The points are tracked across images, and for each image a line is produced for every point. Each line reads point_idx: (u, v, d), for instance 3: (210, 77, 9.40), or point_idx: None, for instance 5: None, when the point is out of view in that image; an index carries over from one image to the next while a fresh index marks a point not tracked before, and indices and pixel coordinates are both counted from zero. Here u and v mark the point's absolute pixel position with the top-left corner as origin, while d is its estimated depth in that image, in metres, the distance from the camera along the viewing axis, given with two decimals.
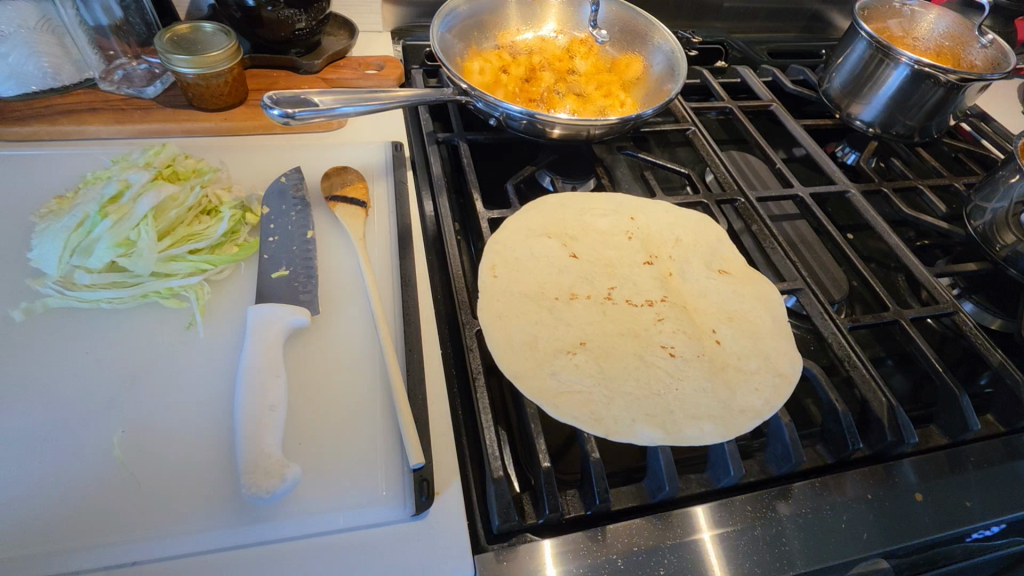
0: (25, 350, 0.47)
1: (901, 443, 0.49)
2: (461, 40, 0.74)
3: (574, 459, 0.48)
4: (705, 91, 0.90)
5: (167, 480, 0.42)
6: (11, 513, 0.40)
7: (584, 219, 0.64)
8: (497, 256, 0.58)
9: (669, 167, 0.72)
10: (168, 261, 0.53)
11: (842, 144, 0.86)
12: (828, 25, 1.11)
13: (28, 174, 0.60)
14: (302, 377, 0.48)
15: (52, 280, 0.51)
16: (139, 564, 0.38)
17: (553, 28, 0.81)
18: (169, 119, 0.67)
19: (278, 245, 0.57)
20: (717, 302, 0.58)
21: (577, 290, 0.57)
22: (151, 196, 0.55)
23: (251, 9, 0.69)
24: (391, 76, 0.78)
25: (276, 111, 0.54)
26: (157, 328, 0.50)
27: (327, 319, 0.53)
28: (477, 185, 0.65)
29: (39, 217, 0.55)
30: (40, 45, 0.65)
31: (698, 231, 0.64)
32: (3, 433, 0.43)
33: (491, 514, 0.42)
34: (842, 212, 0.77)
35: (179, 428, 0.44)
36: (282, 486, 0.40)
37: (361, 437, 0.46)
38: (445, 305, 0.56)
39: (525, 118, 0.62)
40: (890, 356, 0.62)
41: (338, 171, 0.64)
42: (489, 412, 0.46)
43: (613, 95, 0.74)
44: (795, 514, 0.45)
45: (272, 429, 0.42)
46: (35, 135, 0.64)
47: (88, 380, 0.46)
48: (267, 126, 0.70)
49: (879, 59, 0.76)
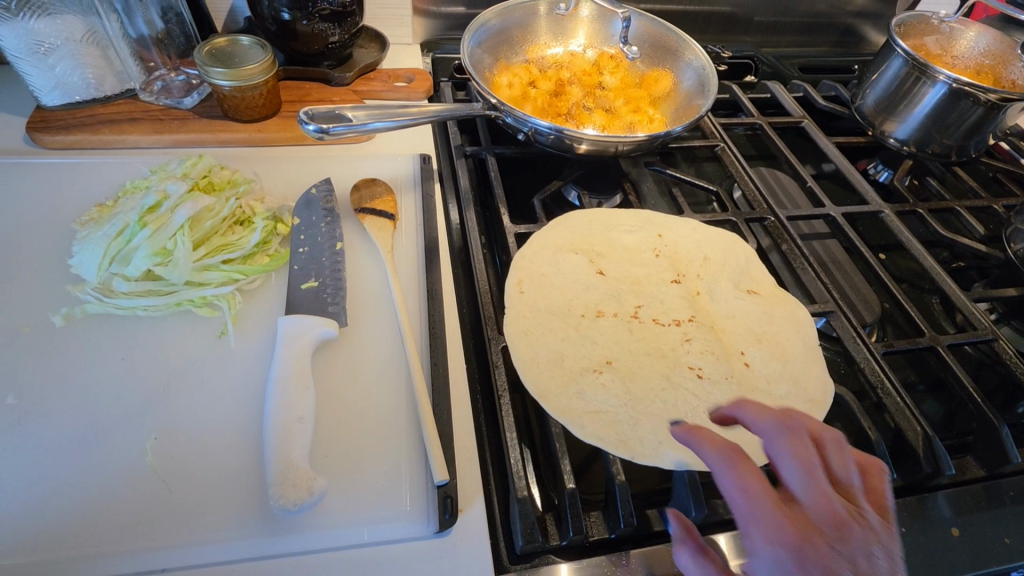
0: (64, 355, 0.49)
1: (938, 475, 0.48)
2: (490, 55, 0.75)
3: (596, 479, 0.47)
4: (733, 106, 0.89)
5: (197, 488, 0.43)
6: (48, 516, 0.41)
7: (611, 234, 0.64)
8: (524, 272, 0.58)
9: (696, 184, 0.71)
10: (202, 271, 0.55)
11: (874, 161, 0.84)
12: (861, 40, 1.10)
13: (70, 182, 0.62)
14: (330, 389, 0.49)
15: (91, 286, 0.53)
16: (170, 571, 0.39)
17: (582, 43, 0.82)
18: (205, 129, 0.68)
19: (308, 256, 0.57)
20: (746, 323, 0.57)
21: (603, 307, 0.56)
22: (188, 206, 0.56)
23: (286, 23, 0.70)
24: (420, 89, 0.79)
25: (312, 127, 0.55)
26: (189, 336, 0.51)
27: (355, 331, 0.54)
28: (503, 200, 0.65)
29: (80, 225, 0.57)
30: (85, 57, 0.66)
31: (727, 250, 0.64)
32: (43, 436, 0.44)
33: (515, 534, 0.42)
34: (873, 232, 0.75)
35: (210, 437, 0.45)
36: (309, 499, 0.40)
37: (386, 452, 0.46)
38: (470, 319, 0.56)
39: (553, 133, 0.62)
40: (925, 382, 0.60)
41: (367, 183, 0.65)
42: (514, 430, 0.46)
43: (641, 110, 0.73)
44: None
45: (299, 441, 0.43)
46: (78, 143, 0.66)
47: (123, 385, 0.47)
48: (299, 137, 0.71)
49: (916, 77, 0.74)
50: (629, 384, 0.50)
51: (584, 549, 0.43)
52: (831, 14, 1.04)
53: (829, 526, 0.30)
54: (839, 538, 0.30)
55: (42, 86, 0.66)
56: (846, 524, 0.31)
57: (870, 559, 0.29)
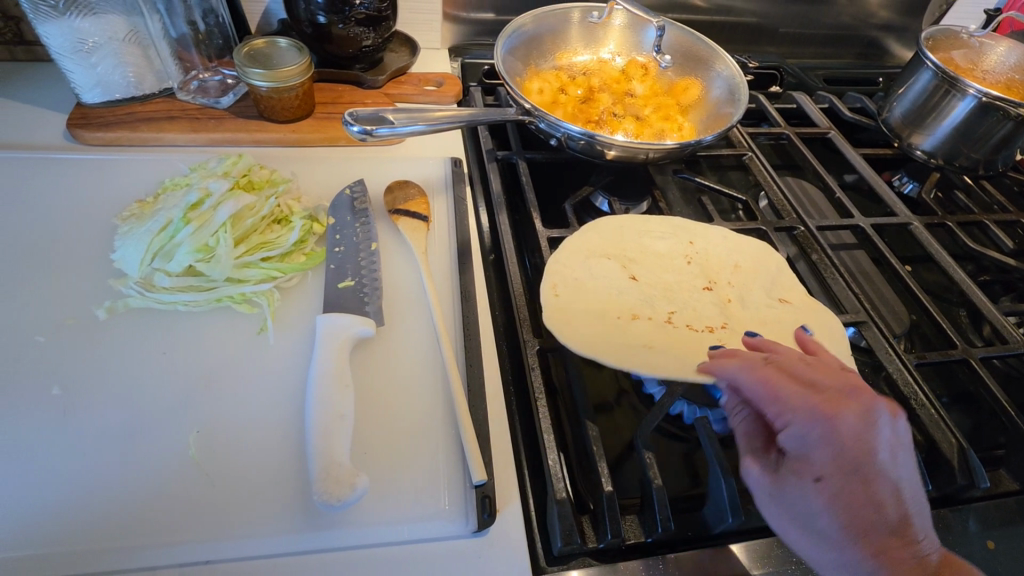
0: (108, 347, 0.50)
1: (973, 487, 0.48)
2: (522, 61, 0.76)
3: (631, 483, 0.48)
4: (759, 116, 0.90)
5: (240, 481, 0.43)
6: (93, 505, 0.41)
7: (642, 241, 0.64)
8: (558, 275, 0.58)
9: (725, 192, 0.71)
10: (242, 268, 0.56)
11: (898, 173, 0.85)
12: (884, 52, 1.10)
13: (111, 178, 0.63)
14: (367, 387, 0.49)
15: (134, 280, 0.53)
16: (215, 563, 0.39)
17: (612, 51, 0.82)
18: (241, 129, 0.69)
19: (344, 255, 0.58)
20: (778, 331, 0.57)
21: (638, 311, 0.56)
22: (230, 205, 0.57)
23: (322, 25, 0.71)
24: (450, 94, 0.80)
25: (355, 128, 0.57)
26: (229, 332, 0.52)
27: (391, 331, 0.54)
28: (535, 204, 0.65)
29: (121, 220, 0.58)
30: (126, 56, 0.67)
31: (757, 259, 0.64)
32: (89, 426, 0.45)
33: (553, 535, 0.42)
34: (899, 244, 0.75)
35: (251, 432, 0.46)
36: (352, 495, 0.41)
37: (424, 450, 0.46)
38: (503, 321, 0.57)
39: (585, 139, 0.63)
40: (956, 394, 0.60)
41: (401, 185, 0.65)
42: (551, 432, 0.46)
43: (671, 118, 0.74)
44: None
45: (342, 437, 0.43)
46: (118, 140, 0.67)
47: (166, 378, 0.48)
48: (333, 138, 0.72)
49: (945, 89, 0.75)
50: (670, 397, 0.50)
51: (621, 552, 0.43)
52: (855, 27, 1.05)
53: (843, 394, 0.39)
54: (854, 404, 0.38)
55: (84, 83, 0.67)
56: (855, 393, 0.39)
57: (879, 420, 0.38)
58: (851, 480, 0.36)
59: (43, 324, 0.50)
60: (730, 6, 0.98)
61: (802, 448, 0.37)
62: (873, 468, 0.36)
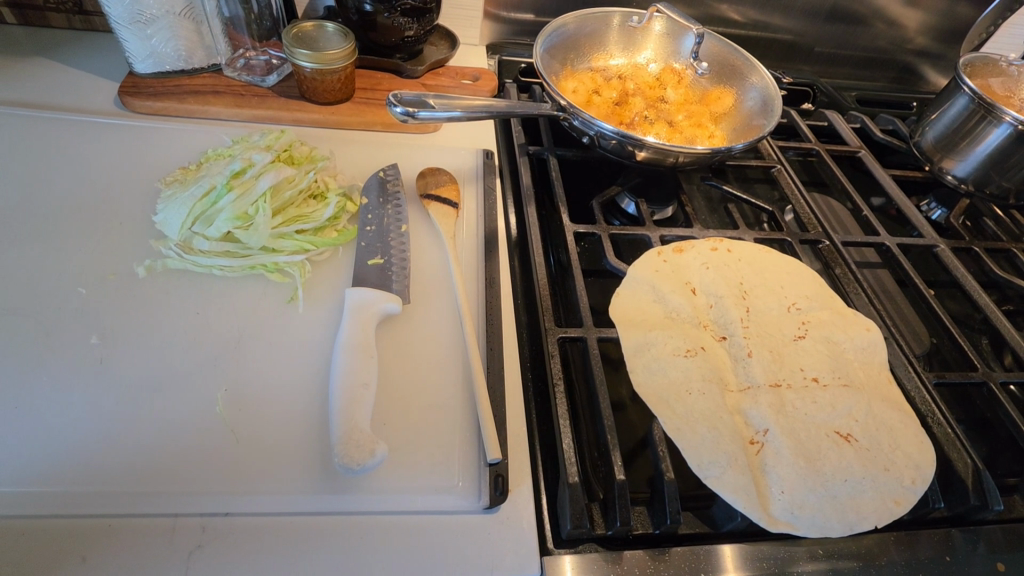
0: (144, 303, 0.51)
1: (985, 508, 0.47)
2: (560, 60, 0.78)
3: (641, 470, 0.48)
4: (791, 131, 0.90)
5: (264, 442, 0.45)
6: (120, 451, 0.43)
7: (680, 342, 0.55)
8: (625, 318, 0.56)
9: (753, 202, 0.71)
10: (277, 238, 0.58)
11: (926, 198, 0.84)
12: (920, 79, 1.10)
13: (156, 145, 0.66)
14: (391, 361, 0.51)
15: (173, 242, 0.56)
16: (234, 516, 0.40)
17: (649, 56, 0.84)
18: (282, 107, 0.71)
19: (375, 234, 0.60)
20: (801, 346, 0.57)
21: (693, 349, 0.55)
22: (271, 176, 0.60)
23: (368, 13, 0.73)
24: (485, 88, 0.82)
25: (398, 110, 0.59)
26: (262, 299, 0.54)
27: (415, 310, 0.56)
28: (563, 199, 0.66)
29: (165, 184, 0.60)
30: (180, 29, 0.69)
31: (780, 273, 0.64)
32: (121, 375, 0.46)
33: (563, 518, 0.42)
34: (924, 267, 0.74)
35: (277, 395, 0.47)
36: (371, 461, 0.42)
37: (442, 427, 0.48)
38: (525, 309, 0.57)
39: (617, 138, 0.63)
40: (971, 420, 0.58)
41: (432, 171, 0.67)
42: (566, 417, 0.47)
43: (703, 125, 0.74)
44: (845, 549, 0.45)
45: (364, 405, 0.45)
46: (165, 110, 0.70)
47: (196, 336, 0.50)
48: (368, 124, 0.74)
49: (981, 115, 0.75)
50: (610, 332, 0.53)
51: (627, 542, 0.43)
52: (891, 51, 1.05)
53: None
54: None
55: (138, 53, 0.70)
56: None
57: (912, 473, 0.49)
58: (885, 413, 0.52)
59: (84, 277, 0.52)
60: (768, 22, 0.99)
61: (883, 384, 0.55)
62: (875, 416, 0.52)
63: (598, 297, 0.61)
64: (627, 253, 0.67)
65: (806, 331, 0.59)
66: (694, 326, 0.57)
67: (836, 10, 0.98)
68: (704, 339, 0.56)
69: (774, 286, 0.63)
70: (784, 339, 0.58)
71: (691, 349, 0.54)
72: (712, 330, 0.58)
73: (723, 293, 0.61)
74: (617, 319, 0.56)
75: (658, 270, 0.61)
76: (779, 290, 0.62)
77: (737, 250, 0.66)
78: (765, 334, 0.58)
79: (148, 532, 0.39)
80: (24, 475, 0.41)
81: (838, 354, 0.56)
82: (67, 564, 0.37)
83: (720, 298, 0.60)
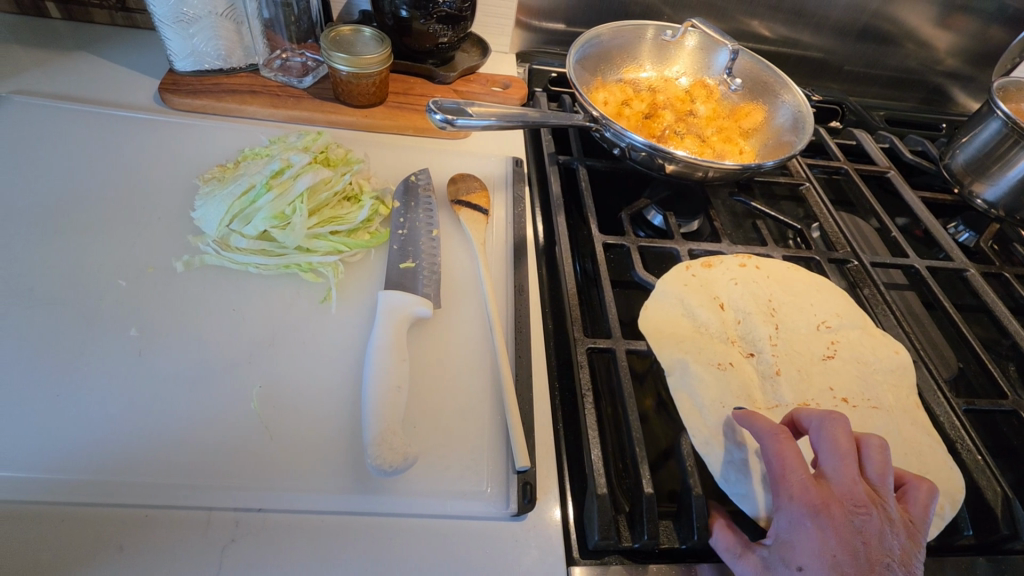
0: (182, 298, 0.52)
1: (1015, 538, 0.46)
2: (591, 72, 0.78)
3: (667, 485, 0.48)
4: (819, 149, 0.90)
5: (296, 440, 0.45)
6: (156, 443, 0.43)
7: (707, 357, 0.55)
8: (653, 330, 0.56)
9: (782, 219, 0.71)
10: (311, 239, 0.59)
11: (954, 221, 0.83)
12: (949, 101, 1.10)
13: (194, 142, 0.67)
14: (421, 365, 0.51)
15: (211, 239, 0.57)
16: (267, 512, 0.41)
17: (681, 71, 0.84)
18: (317, 110, 0.72)
19: (407, 238, 0.60)
20: (829, 367, 0.57)
21: (720, 364, 0.55)
22: (308, 177, 0.60)
23: (404, 19, 0.74)
24: (516, 96, 0.83)
25: (438, 116, 0.61)
26: (295, 298, 0.55)
27: (445, 315, 0.56)
28: (593, 210, 0.66)
29: (203, 181, 0.61)
30: (221, 30, 0.70)
31: (809, 291, 0.64)
32: (158, 367, 0.47)
33: (590, 530, 0.42)
34: (951, 290, 0.74)
35: (309, 394, 0.48)
36: (404, 464, 0.42)
37: (470, 431, 0.48)
38: (553, 317, 0.57)
39: (648, 151, 0.63)
40: (999, 448, 0.58)
41: (463, 177, 0.68)
42: (595, 428, 0.47)
43: (733, 140, 0.74)
44: None
45: (397, 407, 0.45)
46: (204, 108, 0.71)
47: (232, 332, 0.51)
48: (399, 128, 0.75)
49: (1014, 139, 0.75)
50: (638, 345, 0.53)
51: (652, 556, 0.43)
52: (921, 72, 1.05)
53: None
54: None
55: (179, 51, 0.71)
56: None
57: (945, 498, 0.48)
58: (915, 439, 0.51)
59: (125, 269, 0.53)
60: (798, 39, 0.99)
61: (913, 408, 0.54)
62: (905, 443, 0.51)
63: (625, 308, 0.62)
64: (653, 266, 0.68)
65: (834, 351, 0.58)
66: (720, 342, 0.57)
67: (868, 30, 0.98)
68: (731, 356, 0.56)
69: (802, 305, 0.62)
70: (812, 359, 0.57)
71: (720, 364, 0.55)
72: (738, 347, 0.57)
73: (750, 312, 0.61)
74: (646, 331, 0.56)
75: (686, 284, 0.61)
76: (808, 310, 0.62)
77: (766, 267, 0.66)
78: (794, 353, 0.58)
79: (184, 525, 0.39)
80: (64, 462, 0.41)
81: (865, 375, 0.56)
82: (104, 553, 0.38)
83: (748, 314, 0.60)
